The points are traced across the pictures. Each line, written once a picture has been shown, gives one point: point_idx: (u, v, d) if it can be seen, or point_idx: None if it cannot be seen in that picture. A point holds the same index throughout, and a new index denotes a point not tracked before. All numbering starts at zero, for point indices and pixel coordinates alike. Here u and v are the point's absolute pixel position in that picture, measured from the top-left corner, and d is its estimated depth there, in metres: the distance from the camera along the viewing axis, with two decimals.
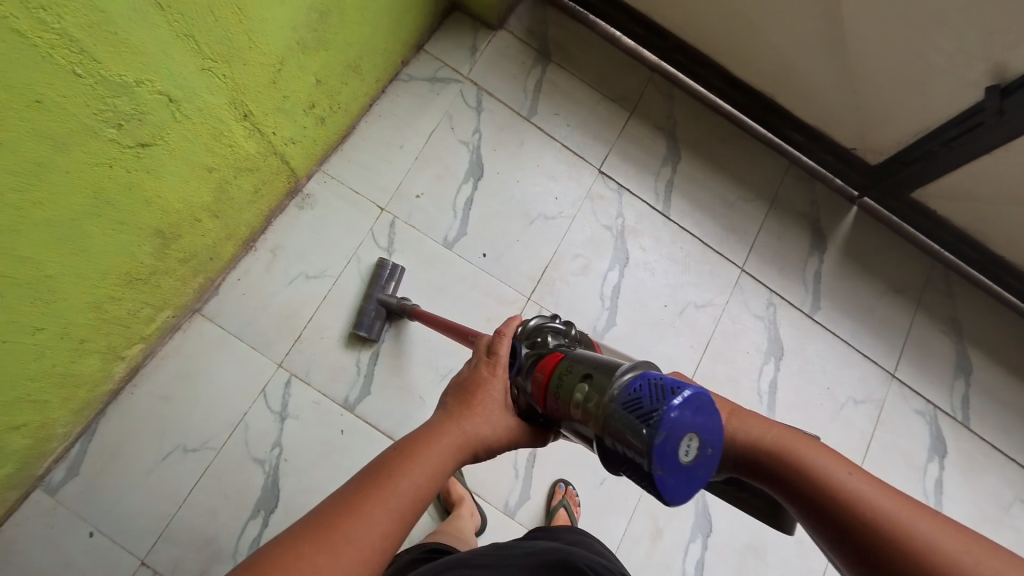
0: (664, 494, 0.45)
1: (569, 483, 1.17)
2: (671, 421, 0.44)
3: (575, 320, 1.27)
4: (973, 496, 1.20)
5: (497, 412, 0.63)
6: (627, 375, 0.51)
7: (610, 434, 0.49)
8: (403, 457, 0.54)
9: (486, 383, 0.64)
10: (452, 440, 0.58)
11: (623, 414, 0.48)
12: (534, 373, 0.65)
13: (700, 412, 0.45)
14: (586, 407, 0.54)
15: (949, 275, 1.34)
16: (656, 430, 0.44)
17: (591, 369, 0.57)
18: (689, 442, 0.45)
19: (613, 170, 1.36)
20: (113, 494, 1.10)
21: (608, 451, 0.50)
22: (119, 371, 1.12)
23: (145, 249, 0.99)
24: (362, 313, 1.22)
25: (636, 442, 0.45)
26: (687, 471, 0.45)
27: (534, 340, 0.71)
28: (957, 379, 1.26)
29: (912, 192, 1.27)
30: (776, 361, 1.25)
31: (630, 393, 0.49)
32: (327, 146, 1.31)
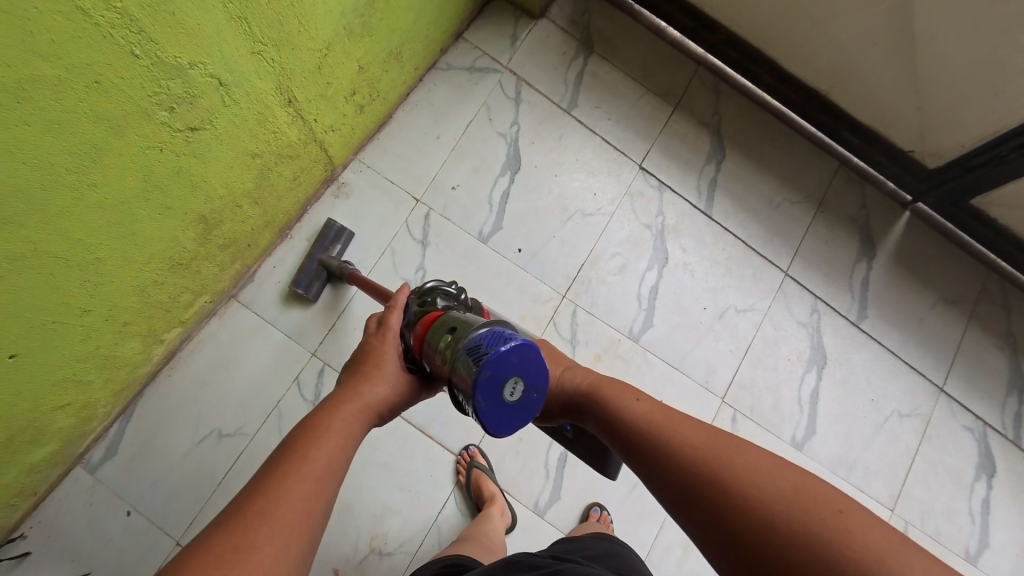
0: (483, 420, 0.57)
1: (604, 509, 1.13)
2: (498, 364, 0.55)
3: (611, 321, 1.24)
4: (1022, 518, 1.15)
5: (393, 371, 0.65)
6: (475, 327, 0.59)
7: (451, 371, 0.59)
8: (307, 434, 0.54)
9: (379, 351, 0.67)
10: (352, 405, 0.60)
11: (464, 356, 0.57)
12: (415, 326, 0.68)
13: (522, 360, 0.56)
14: (440, 353, 0.61)
15: (1007, 287, 1.27)
16: (484, 369, 0.55)
17: (453, 321, 0.63)
18: (510, 383, 0.56)
19: (655, 167, 1.32)
20: (149, 476, 1.11)
21: (451, 386, 0.60)
22: (157, 354, 1.13)
23: (188, 235, 0.98)
24: (302, 271, 1.21)
25: (468, 377, 0.56)
26: (506, 405, 0.57)
27: (424, 299, 0.72)
28: (1010, 396, 1.21)
29: (972, 199, 1.21)
30: (818, 370, 1.21)
31: (473, 341, 0.58)
32: (364, 134, 1.29)
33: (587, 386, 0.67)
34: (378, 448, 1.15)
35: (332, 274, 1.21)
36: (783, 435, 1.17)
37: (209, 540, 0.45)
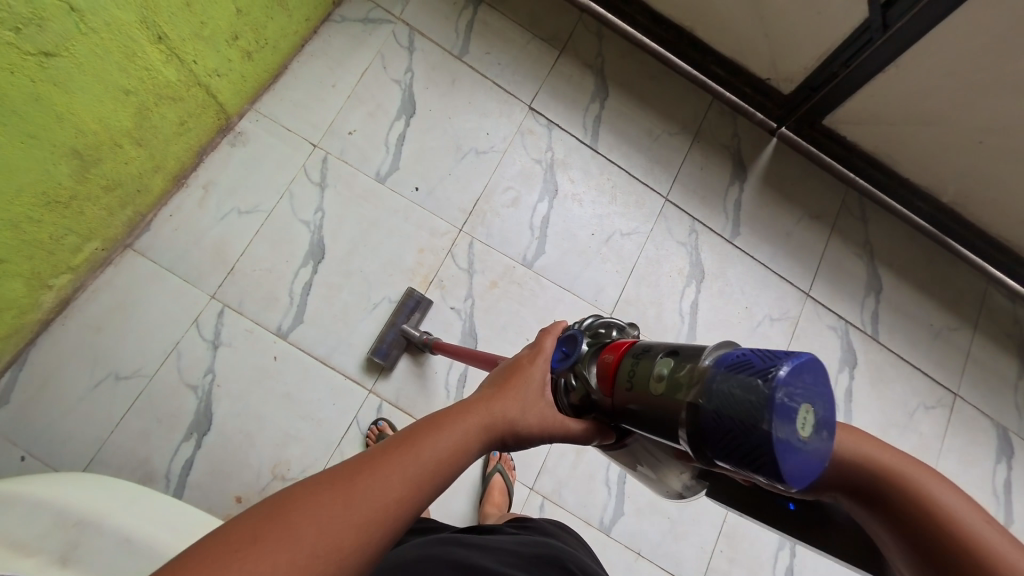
0: (785, 470, 0.35)
1: (503, 449, 1.18)
2: (791, 381, 0.36)
3: (505, 250, 1.31)
4: (880, 403, 1.27)
5: (535, 399, 0.53)
6: (717, 350, 0.44)
7: (711, 402, 0.40)
8: (429, 428, 0.45)
9: (526, 369, 0.55)
10: (481, 418, 0.48)
11: (727, 377, 0.39)
12: (602, 359, 0.56)
13: (818, 378, 0.37)
14: (669, 384, 0.46)
15: (864, 201, 1.40)
16: (777, 387, 0.36)
17: (676, 347, 0.49)
18: (809, 412, 0.36)
19: (544, 106, 1.40)
20: (45, 420, 1.12)
21: (702, 427, 0.40)
22: (48, 300, 1.13)
23: (62, 169, 1.00)
24: (382, 339, 1.21)
25: (752, 400, 0.37)
26: (808, 447, 0.36)
27: (596, 333, 0.62)
28: (868, 296, 1.33)
29: (825, 119, 1.32)
30: (697, 284, 1.31)
31: (732, 358, 0.41)
32: (257, 84, 1.32)
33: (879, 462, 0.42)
34: (280, 380, 1.19)
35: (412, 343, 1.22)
36: None
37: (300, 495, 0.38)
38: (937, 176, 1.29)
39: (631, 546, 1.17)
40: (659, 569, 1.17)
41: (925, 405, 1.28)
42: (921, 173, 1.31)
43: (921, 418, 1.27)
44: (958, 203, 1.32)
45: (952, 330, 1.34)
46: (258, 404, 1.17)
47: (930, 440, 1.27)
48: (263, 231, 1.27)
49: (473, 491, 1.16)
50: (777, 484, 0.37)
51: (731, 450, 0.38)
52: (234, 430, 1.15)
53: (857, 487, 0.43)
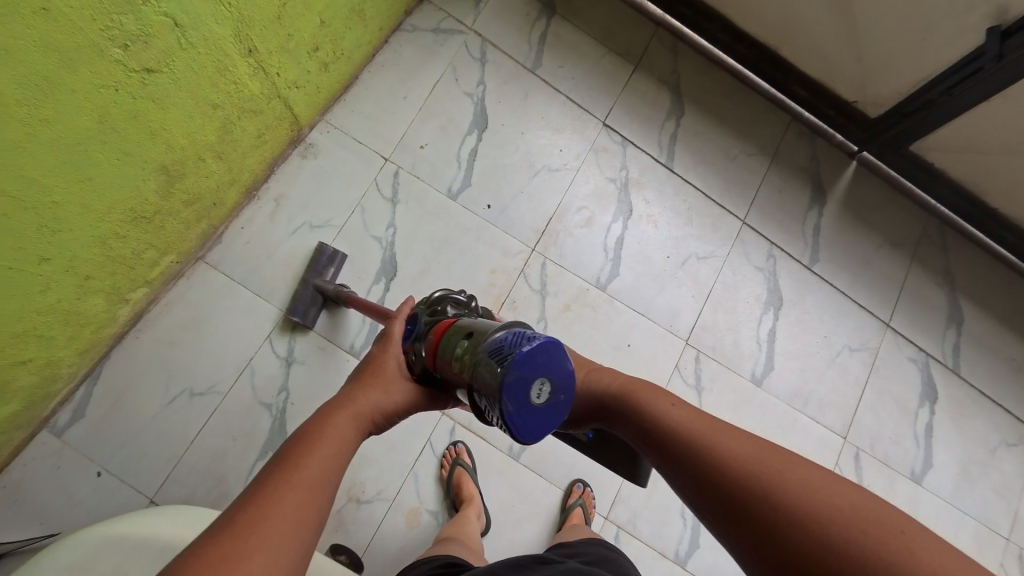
0: (515, 431, 0.47)
1: (586, 483, 1.16)
2: (522, 365, 0.47)
3: (579, 272, 1.28)
4: (961, 440, 1.24)
5: (395, 380, 0.58)
6: (494, 332, 0.52)
7: (475, 381, 0.50)
8: (304, 444, 0.47)
9: (380, 359, 0.60)
10: (349, 414, 0.52)
11: (486, 361, 0.50)
12: (427, 335, 0.61)
13: (548, 358, 0.48)
14: (460, 362, 0.54)
15: (944, 229, 1.36)
16: (509, 370, 0.47)
17: (471, 327, 0.56)
18: (541, 386, 0.48)
19: (618, 123, 1.36)
20: (120, 436, 1.10)
21: (474, 398, 0.52)
22: (124, 314, 1.11)
23: (150, 185, 0.98)
24: (297, 298, 1.18)
25: (492, 381, 0.48)
26: (539, 412, 0.48)
27: (433, 308, 0.66)
28: (949, 328, 1.30)
29: (911, 145, 1.28)
30: (775, 311, 1.27)
31: (494, 343, 0.51)
32: (330, 95, 1.30)
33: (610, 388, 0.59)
34: None
35: (328, 298, 1.19)
36: (744, 372, 1.24)
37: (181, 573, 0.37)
38: None
39: None
40: None
41: (1006, 442, 1.25)
42: (1009, 203, 1.27)
43: (1002, 455, 1.24)
44: None
45: None
46: None
47: (1012, 479, 1.23)
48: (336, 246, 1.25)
49: (548, 517, 1.15)
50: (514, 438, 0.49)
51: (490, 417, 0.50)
52: None
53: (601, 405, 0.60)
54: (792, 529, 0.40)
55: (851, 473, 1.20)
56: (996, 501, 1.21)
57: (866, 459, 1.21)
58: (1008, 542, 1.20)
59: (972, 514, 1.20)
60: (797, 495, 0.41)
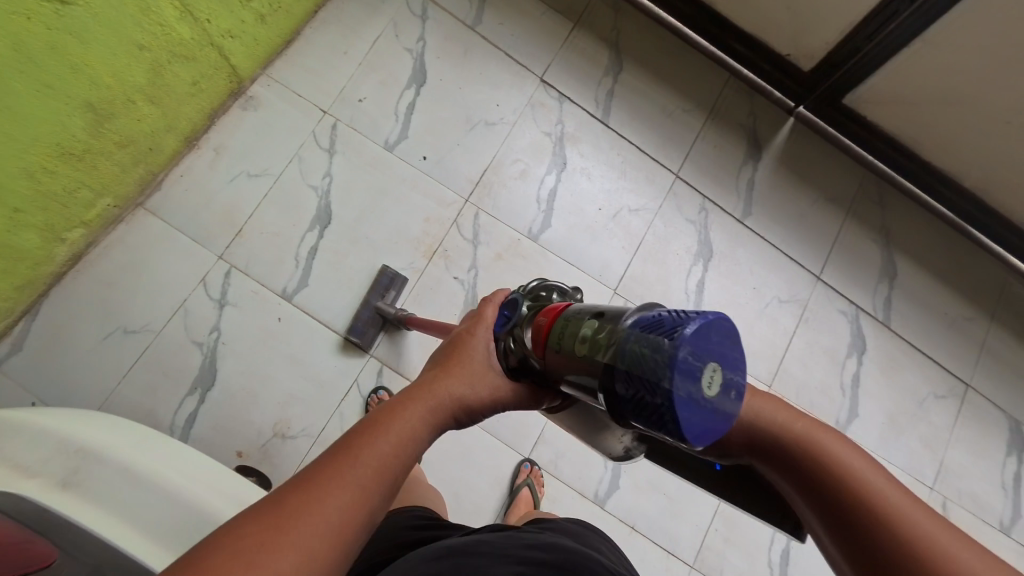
0: (686, 425, 0.34)
1: (535, 463, 1.17)
2: (696, 337, 0.35)
3: (511, 223, 1.30)
4: (889, 391, 1.24)
5: (480, 371, 0.52)
6: (638, 311, 0.41)
7: (623, 362, 0.38)
8: (374, 429, 0.45)
9: (467, 343, 0.54)
10: (423, 406, 0.48)
11: (639, 336, 0.38)
12: (536, 320, 0.53)
13: (725, 335, 0.36)
14: (591, 343, 0.42)
15: (883, 186, 1.36)
16: (681, 345, 0.34)
17: (603, 309, 0.46)
18: (716, 373, 0.35)
19: (556, 79, 1.38)
20: (56, 370, 1.14)
21: (615, 386, 0.39)
22: (61, 254, 1.15)
23: (77, 122, 1.01)
24: (357, 317, 1.21)
25: (654, 357, 0.35)
26: (713, 411, 0.35)
27: (537, 295, 0.59)
28: (881, 281, 1.30)
29: (845, 98, 1.29)
30: (704, 263, 1.29)
31: (648, 315, 0.39)
32: (270, 49, 1.33)
33: (788, 428, 0.45)
34: (284, 341, 1.20)
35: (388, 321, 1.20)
36: None
37: (235, 538, 0.38)
38: (960, 159, 1.25)
39: (625, 519, 1.16)
40: (654, 545, 1.16)
41: (935, 394, 1.25)
42: (942, 155, 1.27)
43: (930, 406, 1.24)
44: (980, 187, 1.28)
45: (967, 319, 1.30)
46: (262, 363, 1.18)
47: (939, 430, 1.24)
48: (272, 194, 1.28)
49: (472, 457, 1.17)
50: (679, 440, 0.35)
51: (641, 410, 0.37)
52: (237, 387, 1.16)
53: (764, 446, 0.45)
54: None
55: None
56: (922, 452, 1.22)
57: None
58: (932, 491, 1.20)
59: (896, 463, 1.20)
60: None
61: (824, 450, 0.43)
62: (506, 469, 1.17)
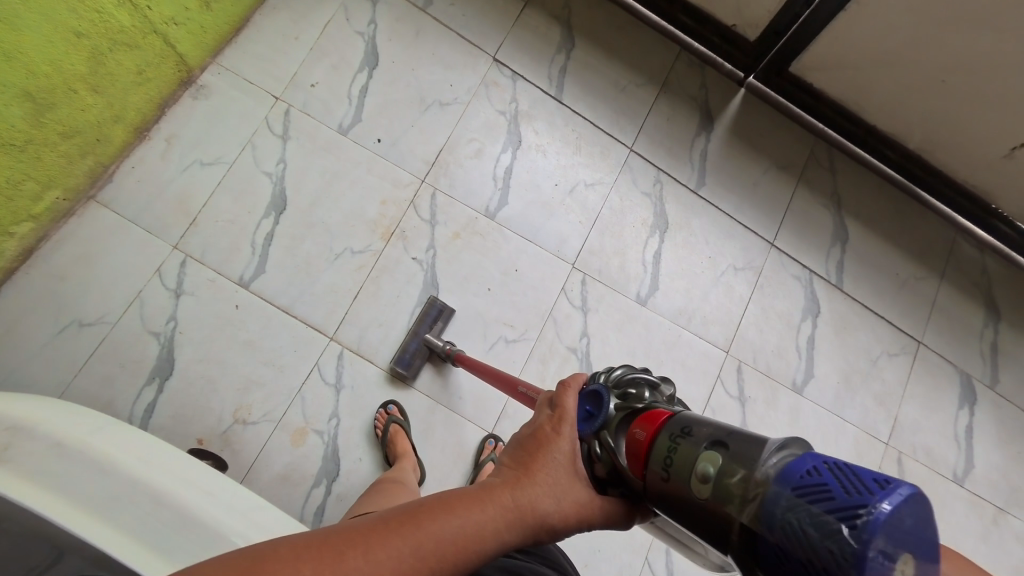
0: None
1: (498, 439, 1.20)
2: (885, 530, 0.34)
3: (468, 202, 1.30)
4: (843, 351, 1.27)
5: (562, 481, 0.51)
6: (780, 455, 0.42)
7: (780, 533, 0.38)
8: (447, 514, 0.46)
9: (553, 442, 0.53)
10: (501, 509, 0.48)
11: (800, 509, 0.38)
12: (638, 434, 0.53)
13: (917, 523, 0.36)
14: (734, 494, 0.43)
15: (833, 152, 1.39)
16: (873, 543, 0.34)
17: (723, 436, 0.46)
18: (905, 566, 0.34)
19: (508, 58, 1.38)
20: (8, 367, 1.12)
21: (770, 552, 0.40)
22: (10, 248, 1.14)
23: (14, 111, 1.00)
24: (405, 349, 1.19)
25: (830, 545, 0.35)
26: None
27: (625, 392, 0.59)
28: (833, 246, 1.33)
29: (792, 67, 1.32)
30: (660, 235, 1.30)
31: (803, 478, 0.39)
32: (219, 36, 1.32)
33: None
34: (243, 328, 1.20)
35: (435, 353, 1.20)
36: (629, 292, 1.27)
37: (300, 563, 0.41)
38: (902, 121, 1.29)
39: None
40: None
41: (888, 352, 1.28)
42: (887, 119, 1.30)
43: (884, 365, 1.27)
44: (924, 149, 1.32)
45: (918, 279, 1.34)
46: (221, 351, 1.18)
47: (893, 387, 1.27)
48: (226, 182, 1.27)
49: (436, 435, 1.19)
50: None
51: None
52: (196, 376, 1.16)
53: None
54: None
55: (732, 384, 1.22)
56: (876, 409, 1.25)
57: (747, 371, 1.23)
58: (887, 447, 1.23)
59: (852, 422, 1.23)
60: None
61: None
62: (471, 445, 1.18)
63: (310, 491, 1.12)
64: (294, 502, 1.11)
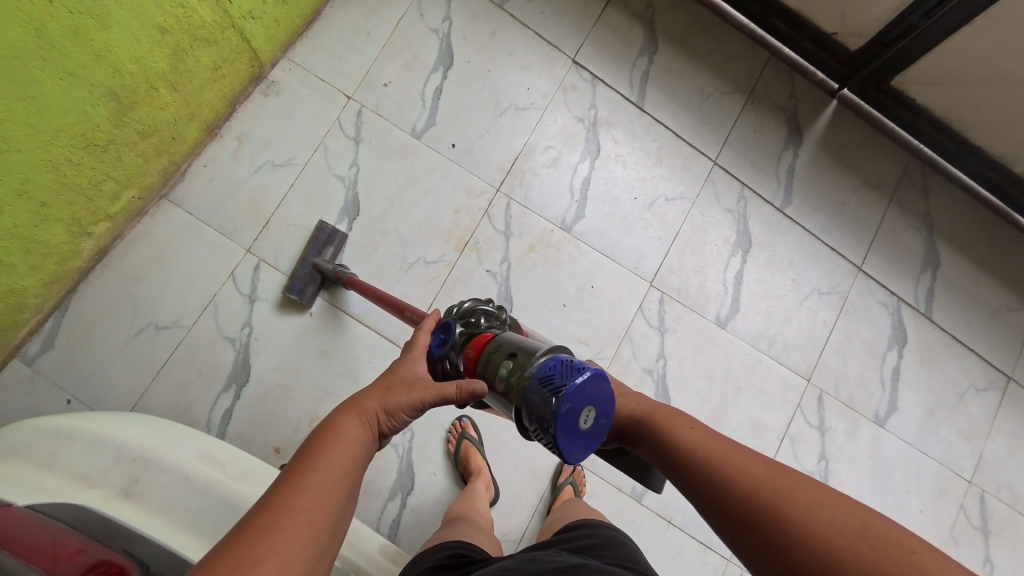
0: (563, 451, 0.51)
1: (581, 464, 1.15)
2: (574, 395, 0.50)
3: (543, 213, 1.26)
4: (929, 383, 1.22)
5: (409, 380, 0.56)
6: (543, 355, 0.54)
7: (525, 405, 0.52)
8: (301, 464, 0.45)
9: (398, 366, 0.59)
10: (356, 415, 0.51)
11: (536, 389, 0.52)
12: (465, 350, 0.63)
13: (597, 389, 0.52)
14: (505, 382, 0.55)
15: (927, 171, 1.32)
16: (563, 402, 0.49)
17: (516, 349, 0.58)
18: (588, 412, 0.51)
19: (588, 61, 1.32)
20: (88, 367, 1.13)
21: (521, 419, 0.54)
22: (87, 248, 1.12)
23: (99, 111, 0.97)
24: (294, 275, 1.17)
25: (545, 410, 0.50)
26: (585, 435, 0.52)
27: (467, 320, 0.67)
28: (924, 272, 1.27)
29: (894, 79, 1.24)
30: (743, 254, 1.25)
31: (544, 371, 0.53)
32: (291, 31, 1.27)
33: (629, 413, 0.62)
34: (318, 335, 1.19)
35: (327, 278, 1.17)
36: (708, 314, 1.22)
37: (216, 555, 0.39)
38: (1010, 143, 1.22)
39: (661, 513, 1.16)
40: (690, 538, 1.16)
41: (976, 386, 1.23)
42: (992, 139, 1.23)
43: (971, 399, 1.23)
44: None
45: (1011, 310, 1.28)
46: (295, 358, 1.17)
47: (978, 423, 1.22)
48: (298, 185, 1.24)
49: (508, 452, 1.17)
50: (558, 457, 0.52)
51: (535, 436, 0.53)
52: (272, 383, 1.15)
53: (628, 433, 0.62)
54: (793, 533, 0.44)
55: (813, 412, 1.19)
56: (960, 445, 1.21)
57: (829, 400, 1.20)
58: (969, 484, 1.19)
59: (935, 457, 1.20)
60: (799, 508, 0.45)
61: (656, 426, 0.58)
62: (543, 464, 1.17)
63: (384, 504, 1.10)
64: (368, 513, 1.09)
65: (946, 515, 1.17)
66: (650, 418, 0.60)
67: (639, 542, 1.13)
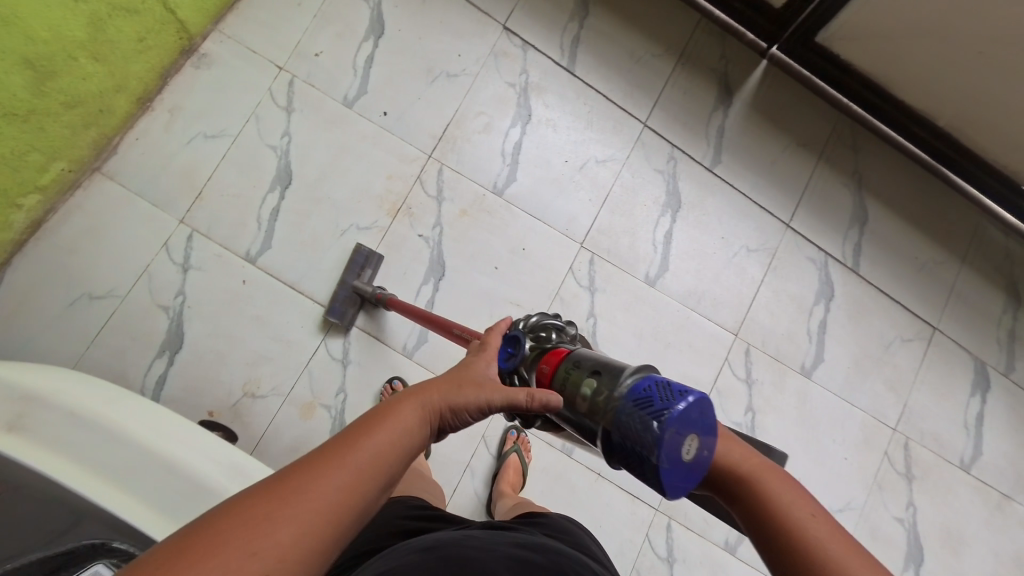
0: (666, 490, 0.39)
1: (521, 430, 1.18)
2: (681, 421, 0.39)
3: (476, 178, 1.27)
4: (856, 336, 1.25)
5: (483, 379, 0.50)
6: (633, 374, 0.44)
7: (618, 432, 0.41)
8: (347, 441, 0.41)
9: (470, 361, 0.53)
10: (417, 406, 0.46)
11: (632, 413, 0.41)
12: (540, 366, 0.53)
13: (705, 416, 0.40)
14: (590, 405, 0.45)
15: (858, 128, 1.33)
16: (668, 429, 0.39)
17: (600, 366, 0.47)
18: (693, 442, 0.40)
19: (519, 26, 1.32)
20: (24, 337, 1.14)
21: (611, 448, 0.43)
22: (18, 221, 1.13)
23: (15, 79, 0.98)
24: (335, 299, 1.19)
25: (644, 439, 0.39)
26: (691, 471, 0.40)
27: (538, 335, 0.57)
28: (852, 228, 1.28)
29: (817, 36, 1.26)
30: (672, 214, 1.27)
31: (638, 393, 0.42)
32: (220, 3, 1.28)
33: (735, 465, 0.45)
34: (252, 301, 1.20)
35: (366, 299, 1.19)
36: (637, 273, 1.24)
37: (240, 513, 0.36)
38: (933, 97, 1.24)
39: (593, 466, 1.19)
40: (621, 491, 1.19)
41: (902, 337, 1.26)
42: (918, 94, 1.25)
43: (896, 350, 1.25)
44: (954, 125, 1.26)
45: (939, 263, 1.30)
46: (230, 325, 1.19)
47: (903, 373, 1.25)
48: (230, 156, 1.25)
49: None
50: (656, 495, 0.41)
51: (627, 468, 0.42)
52: (207, 349, 1.17)
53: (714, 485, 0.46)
54: None
55: (740, 366, 1.21)
56: (886, 395, 1.23)
57: (756, 354, 1.22)
58: (894, 432, 1.22)
59: (861, 407, 1.22)
60: None
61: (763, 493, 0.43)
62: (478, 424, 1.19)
63: None
64: None
65: (871, 462, 1.20)
66: (757, 481, 0.44)
67: (570, 495, 1.16)
